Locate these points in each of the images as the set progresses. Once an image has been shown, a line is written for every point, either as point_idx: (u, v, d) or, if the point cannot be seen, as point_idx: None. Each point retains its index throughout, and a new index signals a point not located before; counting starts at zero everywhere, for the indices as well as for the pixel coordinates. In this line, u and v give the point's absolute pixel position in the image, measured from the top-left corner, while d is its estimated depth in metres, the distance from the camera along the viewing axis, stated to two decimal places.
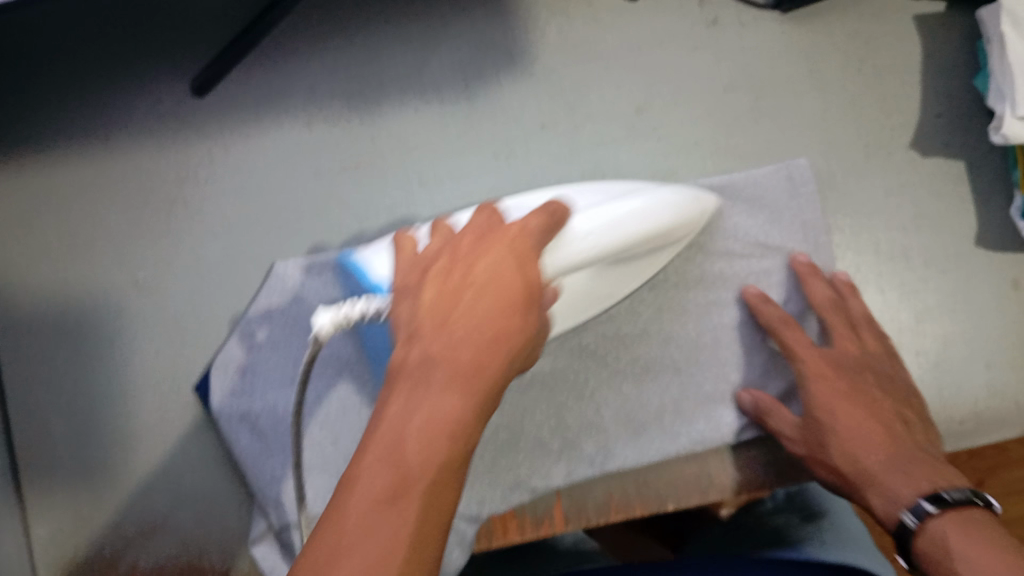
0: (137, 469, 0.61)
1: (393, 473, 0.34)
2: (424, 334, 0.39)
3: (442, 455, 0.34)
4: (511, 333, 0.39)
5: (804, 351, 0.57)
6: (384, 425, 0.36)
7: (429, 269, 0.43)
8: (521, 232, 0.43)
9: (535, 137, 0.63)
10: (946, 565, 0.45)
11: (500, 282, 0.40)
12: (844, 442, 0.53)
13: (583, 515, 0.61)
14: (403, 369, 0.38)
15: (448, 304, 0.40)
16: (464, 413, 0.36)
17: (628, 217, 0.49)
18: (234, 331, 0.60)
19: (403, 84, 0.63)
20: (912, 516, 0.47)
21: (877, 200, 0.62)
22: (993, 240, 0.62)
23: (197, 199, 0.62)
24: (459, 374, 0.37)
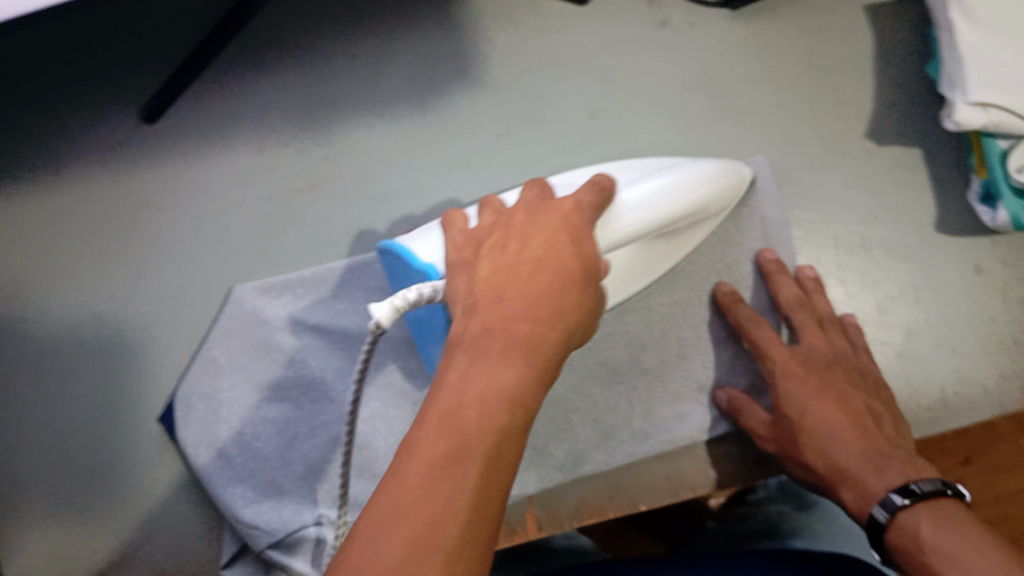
0: (103, 501, 0.60)
1: (453, 440, 0.29)
2: (480, 307, 0.35)
3: (500, 429, 0.30)
4: (569, 307, 0.35)
5: (775, 351, 0.56)
6: (441, 394, 0.32)
7: (482, 244, 0.39)
8: (576, 207, 0.40)
9: (489, 146, 0.62)
10: (920, 559, 0.43)
11: (554, 257, 0.36)
12: (810, 437, 0.52)
13: (555, 521, 0.59)
14: (460, 341, 0.34)
15: (503, 276, 0.36)
16: (522, 384, 0.32)
17: (662, 194, 0.46)
18: (195, 360, 0.60)
19: (356, 100, 0.62)
20: (882, 509, 0.46)
21: (835, 192, 0.62)
22: (953, 226, 0.62)
23: (152, 225, 0.62)
24: (516, 344, 0.33)
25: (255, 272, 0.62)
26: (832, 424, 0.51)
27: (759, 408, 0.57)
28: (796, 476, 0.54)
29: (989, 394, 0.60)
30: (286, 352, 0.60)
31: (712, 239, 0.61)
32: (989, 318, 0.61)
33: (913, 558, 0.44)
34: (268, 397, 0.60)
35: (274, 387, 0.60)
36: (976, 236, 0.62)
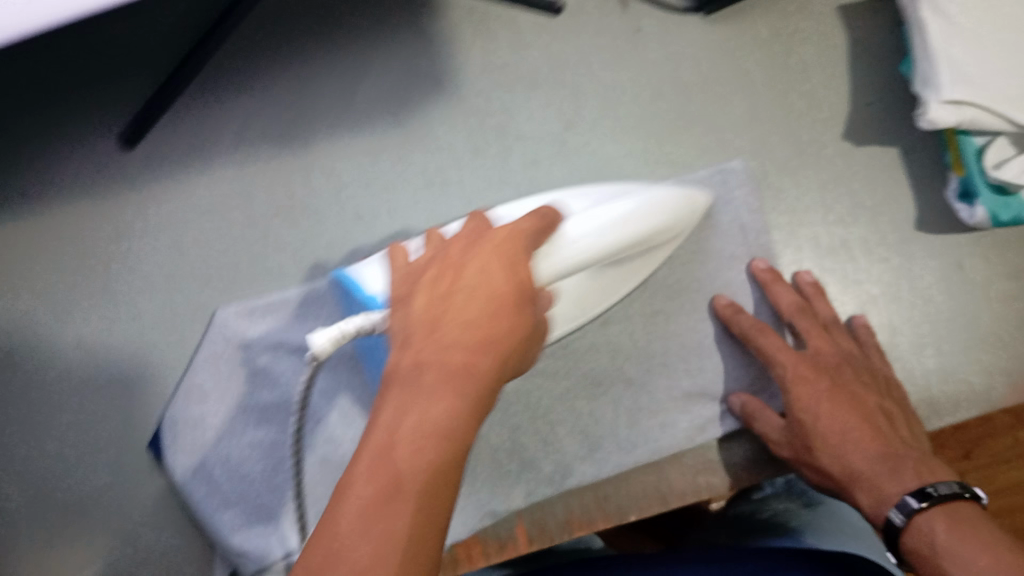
0: (94, 528, 0.61)
1: (385, 478, 0.31)
2: (415, 342, 0.37)
3: (434, 461, 0.32)
4: (501, 335, 0.37)
5: (784, 357, 0.56)
6: (376, 430, 0.33)
7: (421, 279, 0.42)
8: (514, 235, 0.42)
9: (466, 161, 0.62)
10: (935, 561, 0.44)
11: (489, 286, 0.39)
12: (826, 442, 0.52)
13: (545, 534, 0.60)
14: (395, 376, 0.36)
15: (440, 307, 0.39)
16: (457, 415, 0.34)
17: (631, 217, 0.47)
18: (180, 387, 0.60)
19: (331, 120, 0.63)
20: (898, 513, 0.46)
21: (813, 195, 0.62)
22: (932, 224, 0.62)
23: (133, 253, 0.62)
24: (450, 376, 0.35)
25: (237, 295, 0.62)
26: (845, 429, 0.52)
27: (771, 413, 0.57)
28: (810, 481, 0.54)
29: (974, 390, 0.59)
30: (270, 374, 0.60)
31: (692, 247, 0.62)
32: (972, 313, 0.61)
33: (931, 561, 0.44)
34: (253, 420, 0.60)
35: (258, 410, 0.60)
36: (958, 233, 0.62)
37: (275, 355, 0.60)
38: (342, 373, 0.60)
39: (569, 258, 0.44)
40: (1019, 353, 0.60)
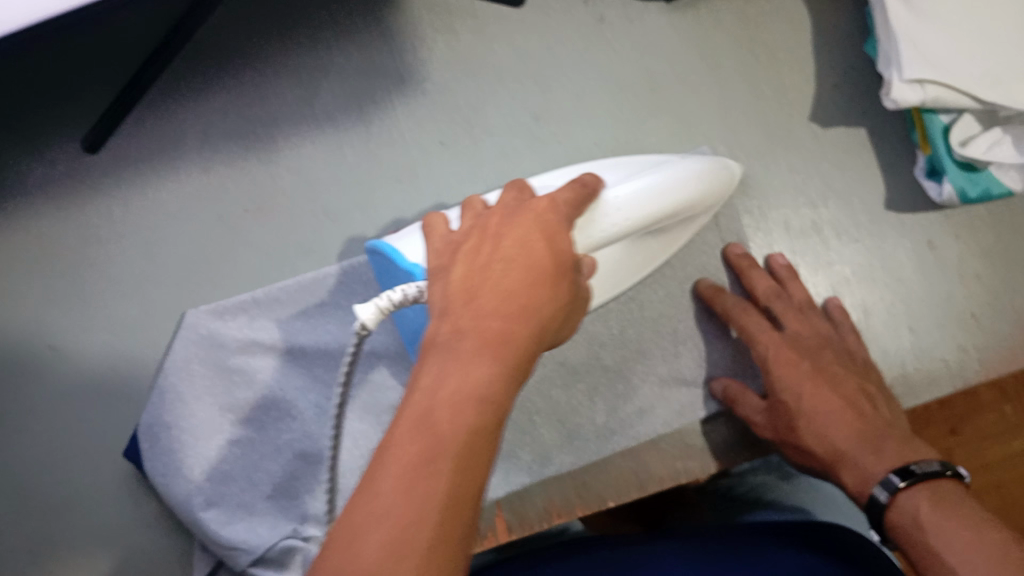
0: (71, 534, 0.60)
1: (425, 443, 0.30)
2: (453, 307, 0.34)
3: (473, 428, 0.30)
4: (543, 305, 0.35)
5: (765, 338, 0.56)
6: (413, 400, 0.31)
7: (458, 246, 0.38)
8: (549, 206, 0.39)
9: (435, 155, 0.62)
10: (920, 539, 0.44)
11: (532, 254, 0.36)
12: (808, 423, 0.53)
13: (525, 523, 0.60)
14: (432, 342, 0.33)
15: (477, 272, 0.36)
16: (495, 385, 0.32)
17: (653, 193, 0.46)
18: (154, 390, 0.58)
19: (298, 118, 0.62)
20: (883, 489, 0.47)
21: (783, 179, 0.62)
22: (902, 204, 0.62)
23: (102, 257, 0.62)
24: (486, 343, 0.33)
25: (208, 295, 0.62)
26: (826, 411, 0.53)
27: (753, 395, 0.57)
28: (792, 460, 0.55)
29: (949, 368, 0.60)
30: (245, 372, 0.60)
31: None
32: (945, 292, 0.61)
33: (914, 539, 0.45)
34: (230, 420, 0.59)
35: (234, 408, 0.60)
36: (927, 211, 0.62)
37: (250, 353, 0.60)
38: (317, 370, 0.60)
39: (607, 227, 0.44)
40: (993, 331, 0.60)
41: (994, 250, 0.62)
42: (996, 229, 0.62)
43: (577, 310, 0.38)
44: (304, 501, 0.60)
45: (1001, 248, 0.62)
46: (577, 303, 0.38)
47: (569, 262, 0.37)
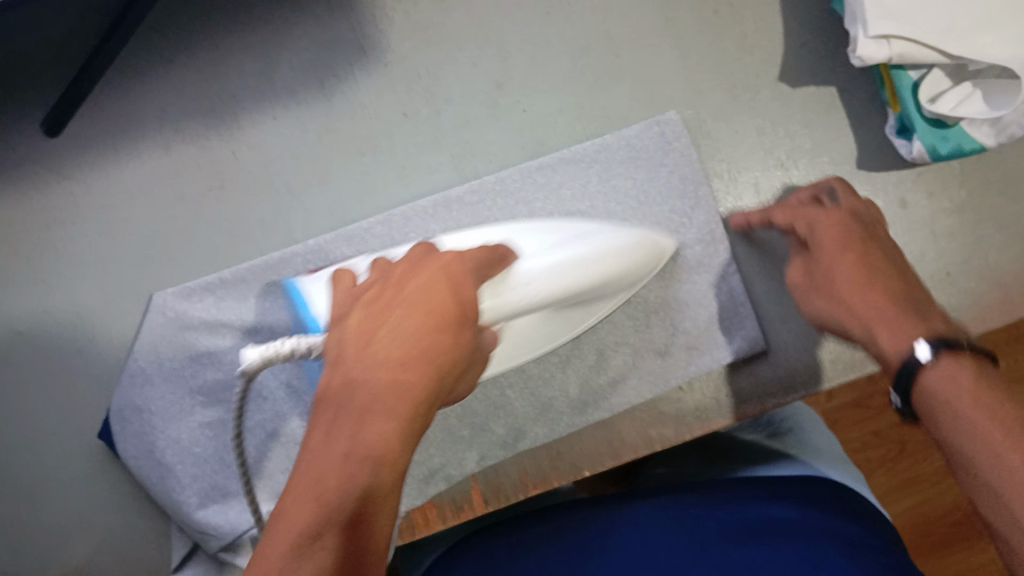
0: (49, 517, 0.60)
1: (317, 511, 0.28)
2: (347, 358, 0.34)
3: (367, 494, 0.29)
4: (447, 350, 0.35)
5: (817, 212, 0.49)
6: (302, 465, 0.30)
7: (361, 297, 0.38)
8: (455, 258, 0.40)
9: (397, 127, 0.62)
10: (948, 415, 0.34)
11: (431, 300, 0.36)
12: (848, 278, 0.43)
13: (501, 495, 0.60)
14: (325, 399, 0.33)
15: (375, 324, 0.35)
16: (391, 441, 0.31)
17: (569, 266, 0.48)
18: (125, 374, 0.60)
19: (255, 93, 0.62)
20: (926, 347, 0.36)
21: (750, 141, 0.61)
22: (872, 162, 0.61)
23: (65, 240, 0.61)
24: (383, 399, 0.32)
25: (172, 276, 0.61)
26: (872, 274, 0.43)
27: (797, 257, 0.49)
28: (811, 315, 0.46)
29: None
30: (212, 353, 0.60)
31: (631, 201, 0.61)
32: (918, 250, 0.60)
33: (943, 409, 0.35)
34: (201, 401, 0.60)
35: (204, 391, 0.60)
36: (898, 169, 0.61)
37: (219, 336, 0.60)
38: None
39: (514, 297, 0.44)
40: (965, 289, 0.60)
41: (967, 207, 0.61)
42: (969, 185, 0.61)
43: (481, 363, 0.39)
44: (277, 482, 0.60)
45: (973, 204, 0.61)
46: (478, 354, 0.38)
47: (471, 314, 0.38)
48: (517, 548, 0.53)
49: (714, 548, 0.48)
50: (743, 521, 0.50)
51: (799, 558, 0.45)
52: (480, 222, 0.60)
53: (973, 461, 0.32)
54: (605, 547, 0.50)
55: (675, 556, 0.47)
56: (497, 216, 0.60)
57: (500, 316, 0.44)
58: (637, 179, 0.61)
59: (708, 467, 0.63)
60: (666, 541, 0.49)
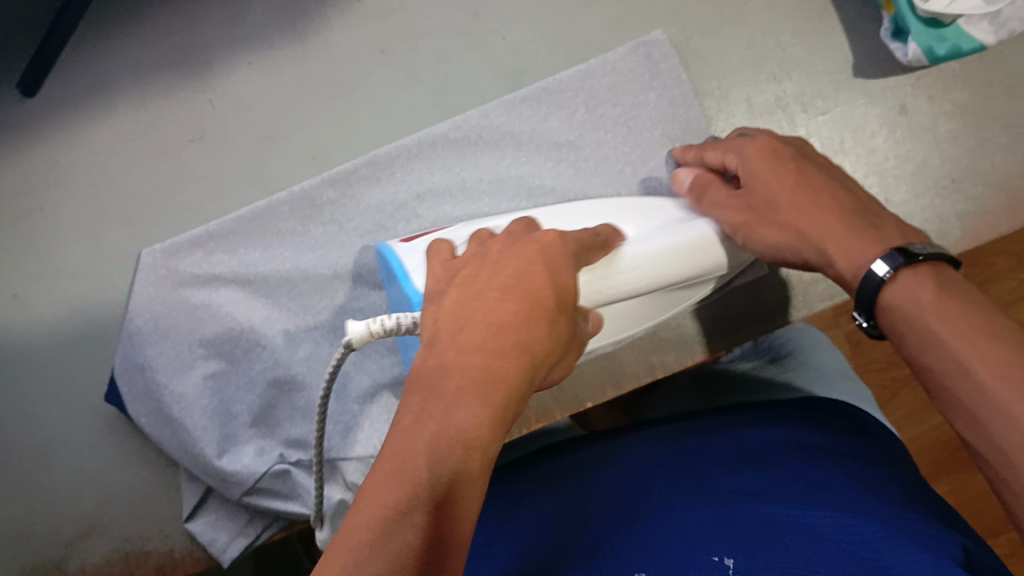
0: (60, 475, 0.61)
1: (407, 492, 0.29)
2: (441, 338, 0.34)
3: (453, 475, 0.30)
4: (537, 341, 0.34)
5: (740, 142, 0.51)
6: (389, 446, 0.31)
7: (456, 274, 0.38)
8: (556, 239, 0.39)
9: (374, 65, 0.60)
10: (916, 334, 0.38)
11: (529, 285, 0.35)
12: (791, 202, 0.47)
13: (503, 432, 0.60)
14: (416, 378, 0.33)
15: (471, 302, 0.35)
16: (483, 428, 0.31)
17: (660, 258, 0.48)
18: (122, 335, 0.59)
19: (229, 40, 0.60)
20: (884, 264, 0.40)
21: (739, 56, 0.59)
22: (868, 68, 0.59)
23: (50, 204, 0.61)
24: (474, 385, 0.32)
25: (162, 232, 0.61)
26: (812, 193, 0.46)
27: (721, 187, 0.51)
28: (760, 249, 0.48)
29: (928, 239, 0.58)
30: (208, 307, 0.60)
31: (620, 127, 0.59)
32: (920, 157, 0.58)
33: (909, 324, 0.39)
34: (201, 354, 0.60)
35: (205, 345, 0.60)
36: (895, 74, 0.58)
37: (214, 289, 0.60)
38: (282, 298, 0.60)
39: (621, 281, 0.46)
40: (972, 194, 0.58)
41: (970, 107, 0.58)
42: (971, 86, 0.58)
43: (577, 350, 0.39)
44: (284, 429, 0.60)
45: (976, 105, 0.58)
46: (574, 340, 0.38)
47: (566, 297, 0.37)
48: (529, 485, 0.54)
49: (712, 470, 0.47)
50: (743, 436, 0.51)
51: (792, 478, 0.44)
52: (467, 159, 0.60)
53: (945, 374, 0.37)
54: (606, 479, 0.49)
55: (672, 480, 0.46)
56: (482, 152, 0.60)
57: (604, 298, 0.45)
58: (625, 106, 0.59)
59: (726, 391, 0.63)
60: (660, 475, 0.47)
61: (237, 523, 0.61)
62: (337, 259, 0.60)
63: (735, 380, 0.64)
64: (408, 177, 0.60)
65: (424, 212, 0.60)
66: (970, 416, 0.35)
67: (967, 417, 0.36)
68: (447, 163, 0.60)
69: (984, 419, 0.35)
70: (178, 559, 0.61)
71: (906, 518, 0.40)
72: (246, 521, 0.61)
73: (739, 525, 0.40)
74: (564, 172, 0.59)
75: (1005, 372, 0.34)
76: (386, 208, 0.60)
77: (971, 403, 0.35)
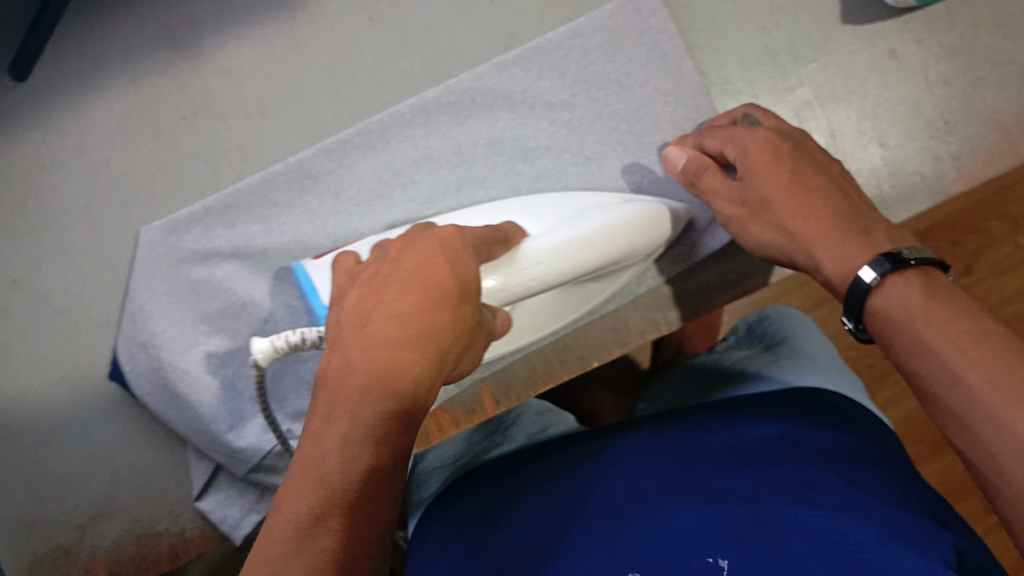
0: (66, 460, 0.61)
1: (315, 493, 0.31)
2: (344, 338, 0.36)
3: (364, 470, 0.32)
4: (440, 327, 0.36)
5: (741, 133, 0.51)
6: (305, 449, 0.33)
7: (359, 277, 0.40)
8: (455, 232, 0.41)
9: (363, 34, 0.60)
10: (904, 341, 0.38)
11: (427, 275, 0.37)
12: (784, 203, 0.47)
13: (511, 394, 0.62)
14: (324, 382, 0.35)
15: (373, 299, 0.37)
16: (388, 420, 0.33)
17: (564, 253, 0.49)
18: (124, 312, 0.60)
19: (220, 16, 0.60)
20: (871, 271, 0.40)
21: (727, 9, 0.60)
22: (856, 15, 0.59)
23: (48, 185, 0.61)
24: (377, 381, 0.34)
25: (158, 210, 0.61)
26: (804, 194, 0.46)
27: (720, 174, 0.52)
28: (752, 244, 0.50)
29: (925, 181, 0.58)
30: (209, 282, 0.60)
31: (612, 84, 0.59)
32: (912, 101, 0.59)
33: (900, 330, 0.38)
34: (204, 330, 0.60)
35: (209, 322, 0.60)
36: (885, 18, 0.59)
37: (216, 262, 0.60)
38: (282, 271, 0.60)
39: (524, 277, 0.48)
40: (967, 134, 0.58)
41: (959, 49, 0.58)
42: (960, 27, 0.58)
43: (487, 342, 0.41)
44: (290, 402, 0.60)
45: (965, 45, 0.58)
46: (482, 331, 0.40)
47: (472, 287, 0.39)
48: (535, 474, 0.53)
49: (704, 469, 0.45)
50: (737, 431, 0.50)
51: (788, 475, 0.43)
52: (462, 123, 0.60)
53: (932, 380, 0.36)
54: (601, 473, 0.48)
55: (662, 477, 0.45)
56: (477, 116, 0.60)
57: (509, 295, 0.48)
58: (616, 64, 0.59)
59: (724, 376, 0.64)
60: (652, 474, 0.46)
61: (248, 500, 0.62)
62: (334, 228, 0.60)
63: (729, 367, 0.65)
64: (403, 144, 0.60)
65: (421, 177, 0.60)
66: (961, 423, 0.35)
67: (957, 423, 0.35)
68: (442, 128, 0.60)
69: (974, 424, 0.34)
70: (190, 539, 0.62)
71: (902, 517, 0.39)
72: (257, 499, 0.62)
73: (728, 526, 0.39)
74: (559, 133, 0.59)
75: (999, 377, 0.34)
76: (382, 177, 0.60)
77: (960, 408, 0.35)
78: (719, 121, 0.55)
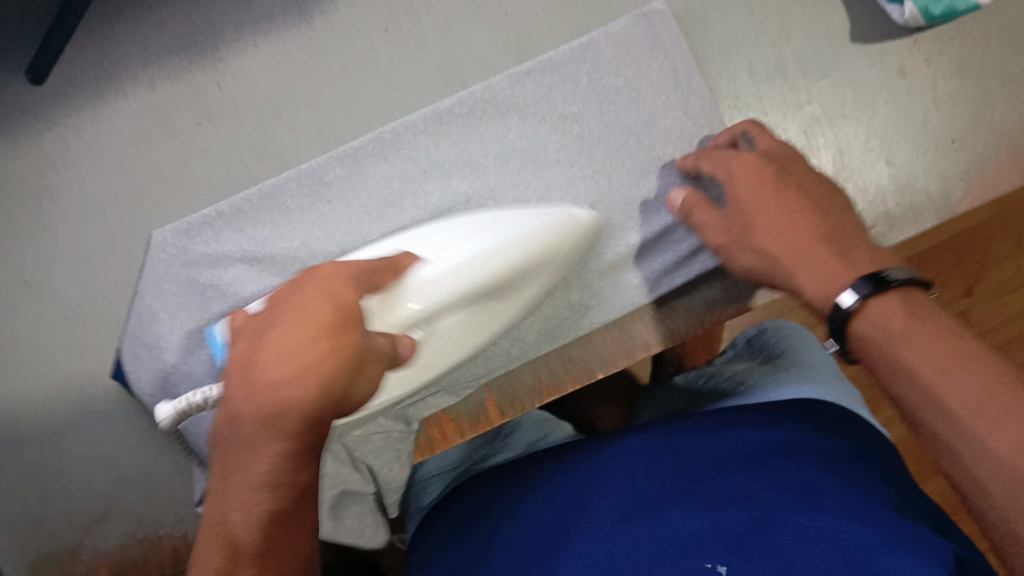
0: (71, 461, 0.62)
1: (230, 538, 0.37)
2: (235, 384, 0.39)
3: (266, 513, 0.37)
4: (329, 357, 0.38)
5: (726, 160, 0.52)
6: (213, 502, 0.39)
7: (245, 326, 0.42)
8: (332, 272, 0.43)
9: (378, 40, 0.60)
10: (887, 363, 0.38)
11: (306, 313, 0.40)
12: (766, 225, 0.47)
13: (515, 404, 0.62)
14: (220, 437, 0.39)
15: (257, 351, 0.39)
16: (281, 463, 0.37)
17: (449, 281, 0.51)
18: (132, 312, 0.61)
19: (237, 19, 0.60)
20: (852, 294, 0.40)
21: (741, 21, 0.60)
22: (867, 32, 0.59)
23: (57, 184, 0.60)
24: (266, 424, 0.37)
25: (169, 212, 0.61)
26: (787, 215, 0.47)
27: (706, 206, 0.53)
28: (739, 271, 0.50)
29: (932, 197, 0.60)
30: (218, 286, 0.60)
31: (622, 97, 0.60)
32: (921, 117, 0.60)
33: (883, 351, 0.38)
34: None
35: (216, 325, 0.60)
36: (897, 36, 0.59)
37: (224, 266, 0.60)
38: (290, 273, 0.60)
39: (408, 307, 0.50)
40: (972, 152, 0.60)
41: (966, 70, 0.59)
42: (969, 47, 0.59)
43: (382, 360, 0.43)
44: None
45: (974, 64, 0.59)
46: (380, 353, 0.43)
47: (353, 312, 0.41)
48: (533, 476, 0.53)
49: (702, 478, 0.45)
50: (735, 432, 0.49)
51: (786, 478, 0.43)
52: (473, 132, 0.60)
53: (916, 403, 0.37)
54: (601, 476, 0.49)
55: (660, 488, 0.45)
56: (488, 126, 0.60)
57: (401, 321, 0.50)
58: (627, 77, 0.60)
59: (723, 389, 0.64)
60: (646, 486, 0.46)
61: None
62: (344, 235, 0.61)
63: (728, 380, 0.65)
64: (413, 152, 0.60)
65: (431, 186, 0.61)
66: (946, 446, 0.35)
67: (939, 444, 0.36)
68: (452, 136, 0.60)
69: (960, 449, 0.35)
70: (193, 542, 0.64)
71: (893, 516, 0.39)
72: None
73: (731, 535, 0.39)
74: (569, 145, 0.60)
75: (983, 403, 0.34)
76: (392, 185, 0.61)
77: (944, 433, 0.35)
78: (720, 141, 0.56)
